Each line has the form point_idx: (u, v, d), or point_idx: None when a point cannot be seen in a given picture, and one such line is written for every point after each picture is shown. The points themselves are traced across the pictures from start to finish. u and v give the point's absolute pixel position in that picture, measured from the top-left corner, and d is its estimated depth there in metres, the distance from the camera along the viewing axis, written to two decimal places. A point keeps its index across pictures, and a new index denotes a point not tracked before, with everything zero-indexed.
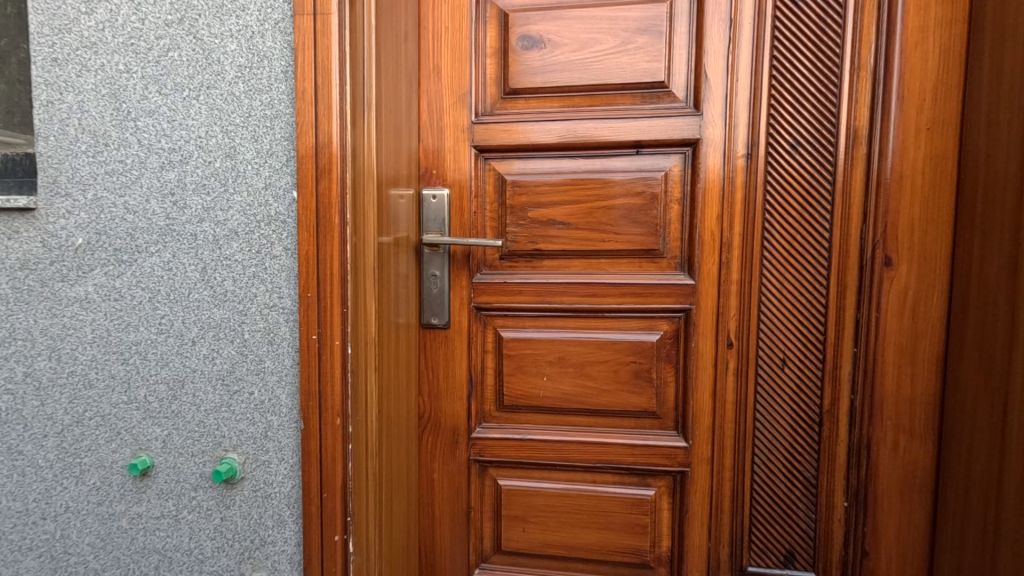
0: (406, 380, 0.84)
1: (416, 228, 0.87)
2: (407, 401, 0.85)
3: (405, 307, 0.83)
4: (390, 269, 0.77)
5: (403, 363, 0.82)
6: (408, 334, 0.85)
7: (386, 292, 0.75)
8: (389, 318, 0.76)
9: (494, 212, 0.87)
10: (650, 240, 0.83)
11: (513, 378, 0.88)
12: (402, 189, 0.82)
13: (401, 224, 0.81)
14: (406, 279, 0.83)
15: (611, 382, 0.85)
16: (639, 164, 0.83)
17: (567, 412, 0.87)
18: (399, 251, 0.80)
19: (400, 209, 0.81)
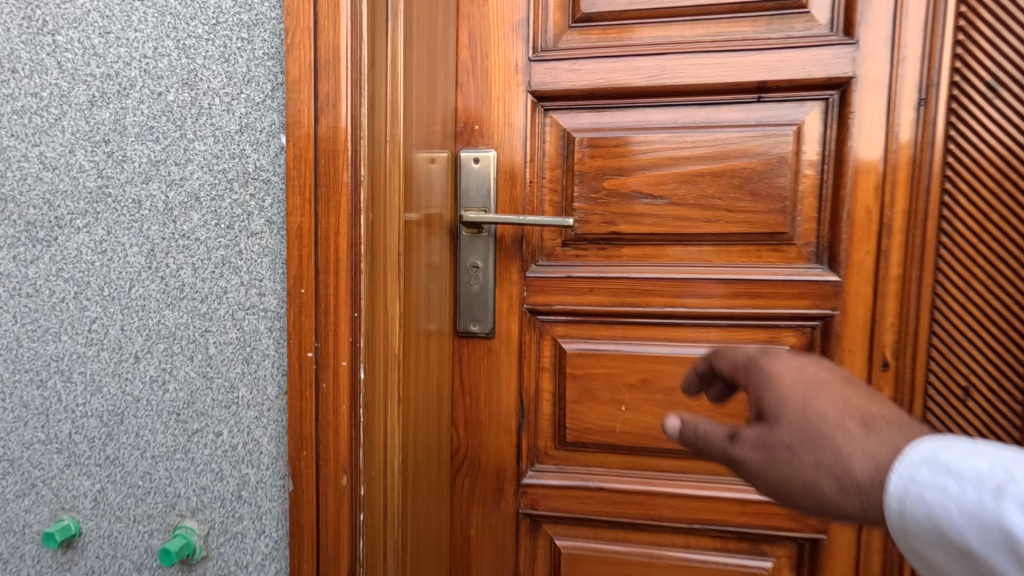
0: (436, 410, 0.62)
1: (452, 205, 0.65)
2: (438, 437, 0.63)
3: (436, 311, 0.60)
4: (418, 257, 0.54)
5: (432, 388, 0.60)
6: (440, 347, 0.62)
7: (411, 289, 0.52)
8: (414, 326, 0.54)
9: (555, 182, 0.65)
10: (775, 222, 0.61)
11: (579, 407, 0.65)
12: (433, 149, 0.59)
13: (431, 196, 0.59)
14: (438, 273, 0.61)
15: (716, 415, 0.63)
16: (761, 116, 0.60)
17: (653, 453, 0.65)
18: (426, 233, 0.57)
19: (430, 175, 0.59)
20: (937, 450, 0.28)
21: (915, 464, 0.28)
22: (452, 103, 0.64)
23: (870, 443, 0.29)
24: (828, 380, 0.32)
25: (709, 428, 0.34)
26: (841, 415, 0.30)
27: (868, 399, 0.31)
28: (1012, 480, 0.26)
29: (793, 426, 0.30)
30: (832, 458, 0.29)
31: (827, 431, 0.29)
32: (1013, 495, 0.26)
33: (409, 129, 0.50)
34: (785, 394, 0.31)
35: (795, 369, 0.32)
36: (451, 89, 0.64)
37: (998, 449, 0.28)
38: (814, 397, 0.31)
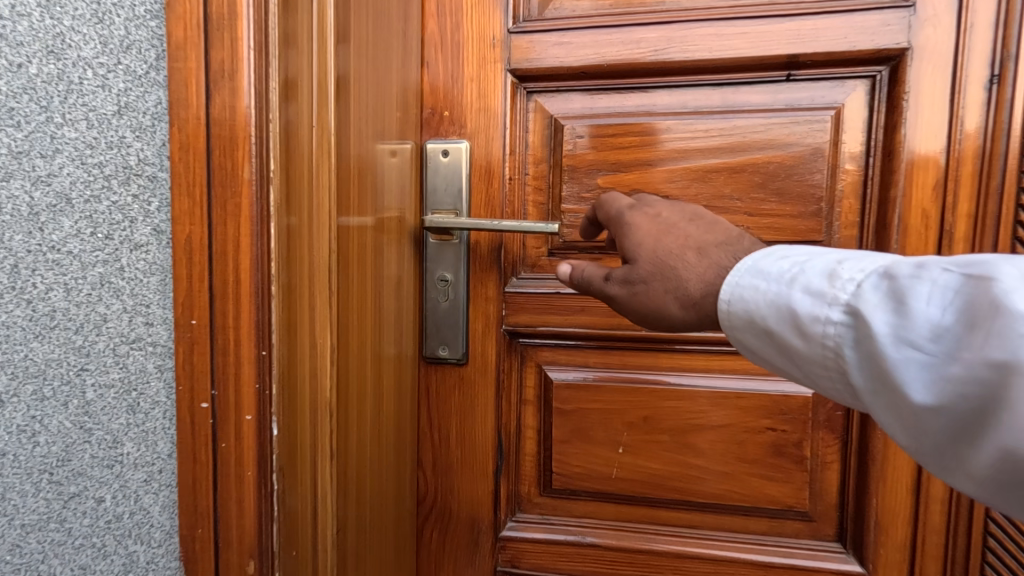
0: (393, 454, 0.51)
1: (415, 206, 0.54)
2: (396, 485, 0.52)
3: (393, 336, 0.50)
4: (364, 275, 0.43)
5: (386, 429, 0.49)
6: (398, 378, 0.51)
7: (352, 314, 0.41)
8: (358, 359, 0.43)
9: (540, 179, 0.55)
10: (807, 228, 0.50)
11: (568, 447, 0.55)
12: (388, 139, 0.48)
13: (383, 196, 0.47)
14: (396, 289, 0.50)
15: (732, 460, 0.52)
16: (790, 100, 0.50)
17: (656, 503, 0.54)
18: (378, 243, 0.46)
19: (385, 170, 0.48)
20: (757, 261, 0.33)
21: (740, 273, 0.33)
22: (416, 84, 0.54)
23: (701, 266, 0.36)
24: (674, 221, 0.39)
25: (593, 272, 0.42)
26: (680, 248, 0.37)
27: (708, 232, 0.38)
28: (804, 272, 0.31)
29: (646, 265, 0.38)
30: (672, 280, 0.36)
31: (671, 263, 0.36)
32: (800, 282, 0.31)
33: (344, 112, 0.39)
34: (641, 239, 0.39)
35: (650, 221, 0.40)
36: (416, 67, 0.53)
37: (807, 251, 0.33)
38: (662, 238, 0.38)
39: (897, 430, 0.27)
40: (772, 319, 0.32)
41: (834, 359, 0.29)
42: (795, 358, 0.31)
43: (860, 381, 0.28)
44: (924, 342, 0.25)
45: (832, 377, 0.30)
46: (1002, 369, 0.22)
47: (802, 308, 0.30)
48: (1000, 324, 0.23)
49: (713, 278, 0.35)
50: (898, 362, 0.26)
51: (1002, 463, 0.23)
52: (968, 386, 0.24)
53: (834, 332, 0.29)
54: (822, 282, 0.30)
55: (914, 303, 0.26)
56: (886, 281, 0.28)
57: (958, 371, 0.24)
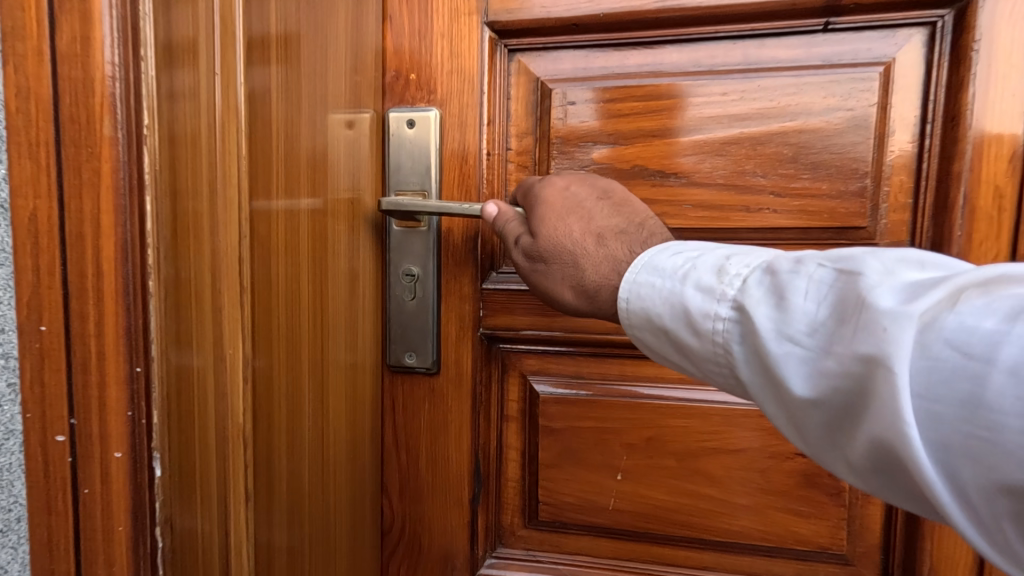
0: (345, 486, 0.43)
1: (374, 186, 0.45)
2: (350, 520, 0.44)
3: (343, 343, 0.41)
4: (296, 284, 0.35)
5: (332, 457, 0.40)
6: (350, 394, 0.43)
7: (275, 352, 0.33)
8: (285, 405, 0.34)
9: (525, 155, 0.46)
10: (847, 211, 0.41)
11: (556, 472, 0.47)
12: (335, 106, 0.39)
13: (327, 176, 0.38)
14: (348, 285, 0.41)
15: (752, 490, 0.44)
16: (827, 54, 0.41)
17: (661, 539, 0.46)
18: (320, 253, 0.37)
19: (331, 143, 0.39)
20: (653, 257, 0.32)
21: (636, 270, 0.32)
22: (375, 41, 0.45)
23: (598, 256, 0.35)
24: (580, 203, 0.38)
25: (512, 229, 0.40)
26: (581, 234, 0.36)
27: (613, 215, 0.37)
28: (695, 268, 0.30)
29: (549, 243, 0.37)
30: (571, 268, 0.36)
31: (570, 250, 0.36)
32: (691, 278, 0.29)
33: (257, 71, 0.30)
34: (545, 215, 0.38)
35: (559, 194, 0.38)
36: (374, 21, 0.44)
37: (699, 245, 0.32)
38: (567, 218, 0.37)
39: (784, 424, 0.27)
40: (667, 317, 0.30)
41: (725, 356, 0.28)
42: (688, 354, 0.30)
43: (749, 378, 0.27)
44: (803, 336, 0.25)
45: (724, 373, 0.29)
46: (870, 362, 0.22)
47: (695, 305, 0.29)
48: (866, 318, 0.23)
49: (607, 272, 0.34)
50: (781, 357, 0.25)
51: (874, 456, 0.23)
52: (842, 380, 0.23)
53: (724, 329, 0.28)
54: (710, 278, 0.29)
55: (793, 298, 0.25)
56: (770, 277, 0.27)
57: (832, 366, 0.24)
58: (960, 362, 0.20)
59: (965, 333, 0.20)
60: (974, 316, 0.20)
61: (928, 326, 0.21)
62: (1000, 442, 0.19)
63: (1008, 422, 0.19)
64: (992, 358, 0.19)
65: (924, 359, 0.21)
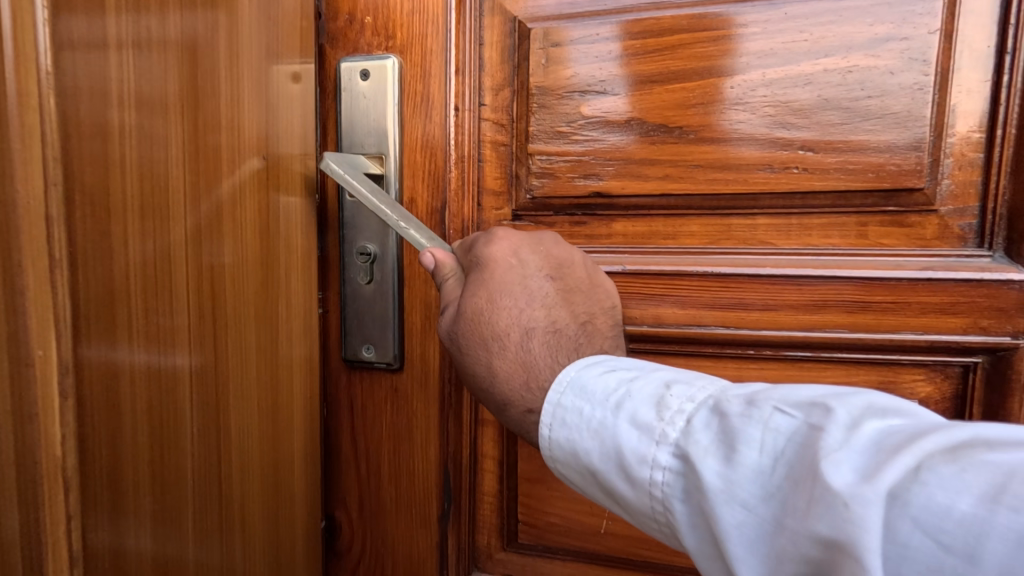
0: (260, 521, 0.33)
1: (303, 142, 0.36)
2: (271, 555, 0.35)
3: (253, 345, 0.32)
4: (168, 287, 0.26)
5: (241, 487, 0.31)
6: (267, 407, 0.34)
7: (127, 419, 0.24)
8: (152, 484, 0.25)
9: (501, 112, 0.39)
10: (899, 169, 0.32)
11: (539, 487, 0.40)
12: (238, 43, 0.30)
13: (224, 142, 0.29)
14: (260, 268, 0.32)
15: None
16: None
17: (663, 570, 0.38)
18: (210, 262, 0.28)
19: (232, 99, 0.29)
20: (581, 373, 0.27)
21: (561, 390, 0.26)
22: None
23: (517, 355, 0.29)
24: (523, 279, 0.31)
25: (447, 288, 0.32)
26: (507, 325, 0.30)
27: (555, 303, 0.31)
28: (630, 394, 0.24)
29: (473, 321, 0.30)
30: (487, 361, 0.29)
31: (490, 341, 0.29)
32: (626, 408, 0.24)
33: (76, 22, 0.21)
34: (477, 285, 0.30)
35: (505, 258, 0.31)
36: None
37: (633, 362, 0.27)
38: (501, 297, 0.30)
39: None
40: (597, 456, 0.24)
41: (664, 514, 0.22)
42: (623, 504, 0.24)
43: (693, 547, 0.21)
44: (753, 504, 0.19)
45: (667, 532, 0.23)
46: (833, 548, 0.17)
47: (628, 445, 0.23)
48: (820, 489, 0.18)
49: (523, 377, 0.29)
50: (729, 529, 0.20)
51: None
52: (802, 567, 0.18)
53: (662, 480, 0.22)
54: (648, 412, 0.23)
55: (743, 452, 0.20)
56: (716, 418, 0.22)
57: (787, 546, 0.18)
58: (933, 553, 0.16)
59: (935, 516, 0.16)
60: (945, 493, 0.16)
61: (894, 499, 0.17)
62: None
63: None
64: (973, 554, 0.15)
65: (889, 545, 0.16)
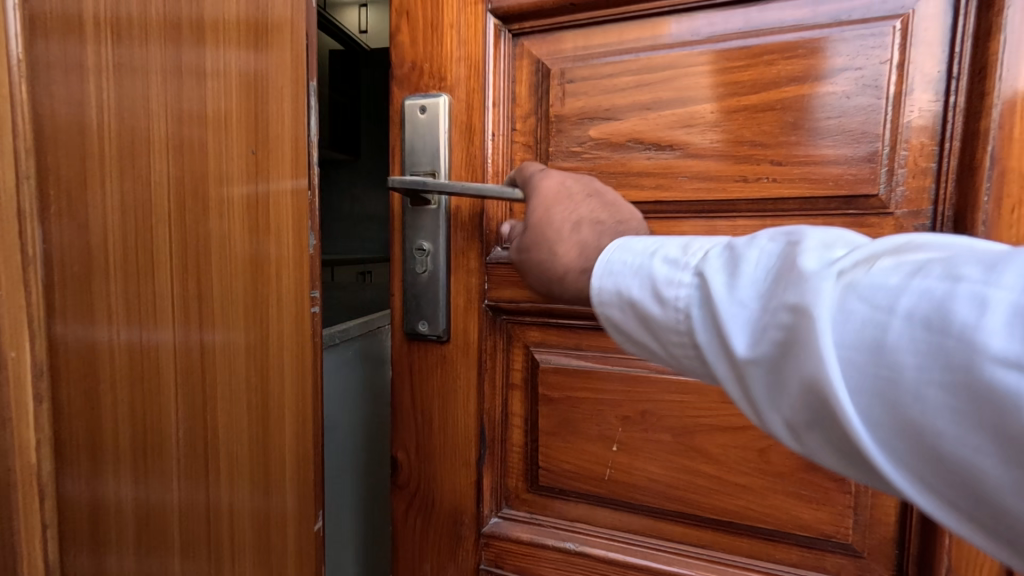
0: (252, 503, 0.35)
1: (295, 155, 0.37)
2: (262, 537, 0.36)
3: (242, 340, 0.34)
4: (151, 282, 0.27)
5: (228, 473, 0.33)
6: (258, 401, 0.35)
7: (106, 399, 0.25)
8: (140, 463, 0.27)
9: (528, 135, 0.48)
10: (855, 179, 0.38)
11: (557, 441, 0.48)
12: (228, 63, 0.32)
13: (214, 152, 0.31)
14: (250, 270, 0.34)
15: (751, 471, 0.42)
16: (835, 12, 0.38)
17: (657, 514, 0.46)
18: (196, 255, 0.30)
19: (221, 113, 0.31)
20: (627, 240, 0.30)
21: (608, 252, 0.30)
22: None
23: (572, 243, 0.33)
24: (572, 193, 0.35)
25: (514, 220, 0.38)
26: (561, 221, 0.34)
27: (601, 206, 0.35)
28: (664, 242, 0.28)
29: (533, 228, 0.35)
30: (546, 255, 0.34)
31: (546, 239, 0.34)
32: (664, 250, 0.27)
33: (52, 48, 0.22)
34: (536, 203, 0.36)
35: (555, 184, 0.37)
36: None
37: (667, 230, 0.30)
38: (553, 207, 0.35)
39: (734, 396, 0.24)
40: (635, 289, 0.27)
41: (685, 327, 0.26)
42: (648, 327, 0.27)
43: (702, 346, 0.25)
44: (750, 302, 0.23)
45: (685, 347, 0.26)
46: (803, 313, 0.21)
47: (658, 274, 0.27)
48: (798, 276, 0.22)
49: (579, 257, 0.32)
50: (728, 320, 0.23)
51: (811, 412, 0.21)
52: (782, 336, 0.22)
53: (684, 296, 0.26)
54: (678, 250, 0.27)
55: (746, 263, 0.24)
56: (731, 246, 0.25)
57: (773, 324, 0.22)
58: (871, 313, 0.20)
59: (884, 288, 0.20)
60: (881, 275, 0.20)
61: (852, 281, 0.21)
62: (901, 384, 0.18)
63: (907, 361, 0.18)
64: (895, 307, 0.19)
65: (839, 313, 0.20)
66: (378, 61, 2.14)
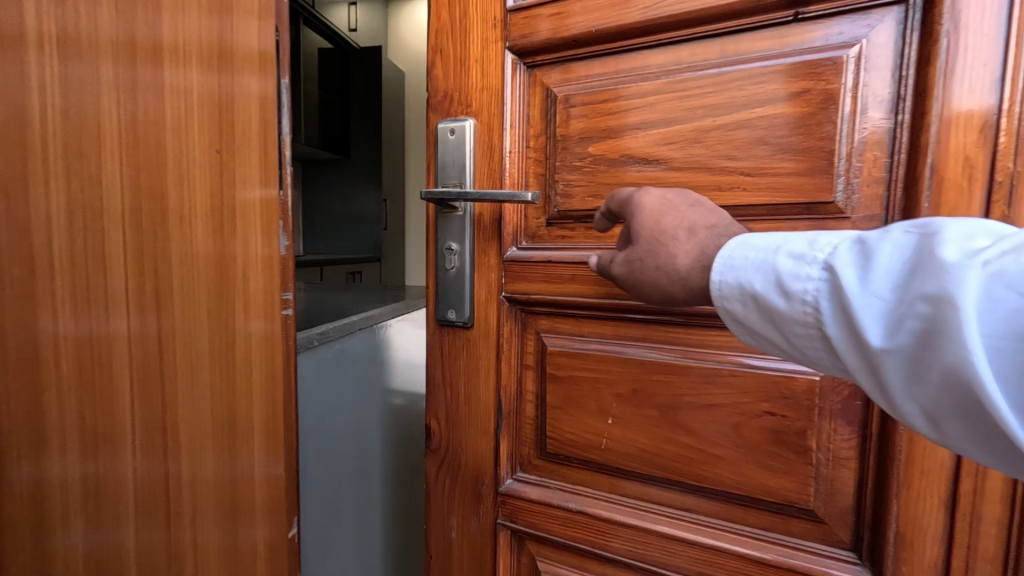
0: (215, 465, 0.41)
1: (263, 163, 0.44)
2: (226, 500, 0.42)
3: (204, 327, 0.39)
4: (104, 280, 0.32)
5: (189, 439, 0.38)
6: (222, 377, 0.41)
7: (51, 390, 0.29)
8: (89, 439, 0.31)
9: (540, 152, 0.56)
10: (816, 187, 0.43)
11: (561, 414, 0.56)
12: (189, 88, 0.37)
13: (175, 163, 0.36)
14: (213, 265, 0.40)
15: (726, 443, 0.48)
16: (798, 43, 0.44)
17: (646, 480, 0.53)
18: (151, 253, 0.35)
19: (179, 129, 0.36)
20: (742, 239, 0.34)
21: (729, 248, 0.34)
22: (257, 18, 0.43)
23: (690, 245, 0.36)
24: (676, 201, 0.38)
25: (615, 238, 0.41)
26: (676, 229, 0.37)
27: (705, 213, 0.38)
28: (788, 241, 0.33)
29: (644, 235, 0.38)
30: (662, 258, 0.37)
31: (663, 242, 0.37)
32: (789, 249, 0.32)
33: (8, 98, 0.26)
34: (643, 215, 0.39)
35: (655, 196, 0.39)
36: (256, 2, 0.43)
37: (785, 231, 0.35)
38: (662, 215, 0.38)
39: (867, 379, 0.28)
40: (757, 282, 0.32)
41: (815, 317, 0.30)
42: (777, 318, 0.32)
43: (837, 335, 0.29)
44: (886, 293, 0.27)
45: (812, 335, 0.31)
46: (940, 301, 0.24)
47: (785, 270, 0.31)
48: (935, 267, 0.25)
49: (701, 256, 0.35)
50: (862, 309, 0.28)
51: (950, 394, 0.25)
52: (919, 324, 0.25)
53: (814, 289, 0.30)
54: (802, 247, 0.31)
55: (879, 258, 0.28)
56: (859, 244, 0.29)
57: (908, 312, 0.26)
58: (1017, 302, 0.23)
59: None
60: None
61: (995, 273, 0.23)
62: None
63: None
64: None
65: (985, 300, 0.23)
66: (376, 57, 2.48)
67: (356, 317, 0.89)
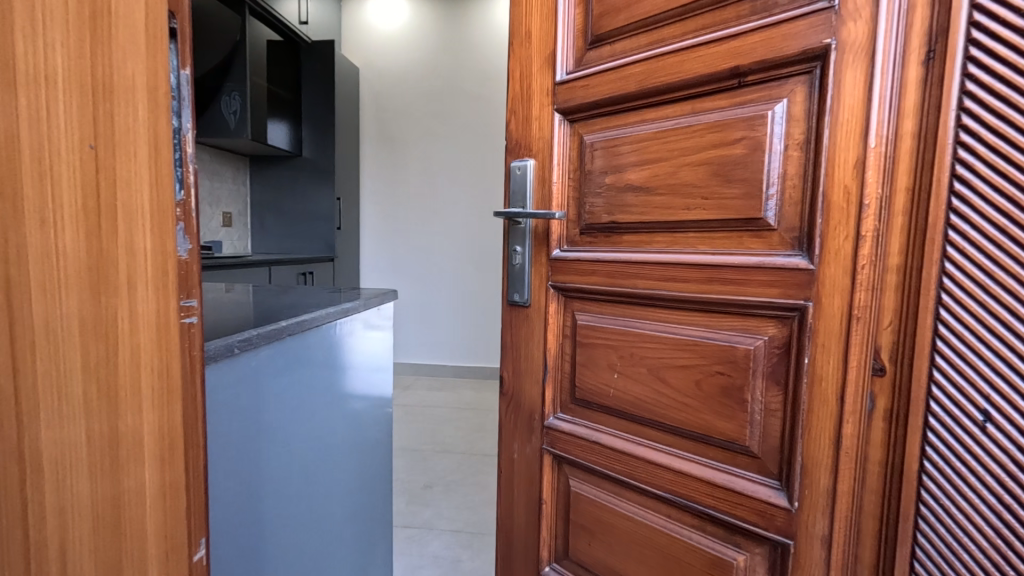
0: (89, 480, 0.33)
1: (155, 169, 0.34)
2: (103, 517, 0.34)
3: (75, 316, 0.32)
4: None
5: (54, 428, 0.32)
6: (101, 391, 0.33)
7: None
8: None
9: (575, 181, 0.78)
10: (753, 207, 0.60)
11: (585, 370, 0.78)
12: (52, 68, 0.30)
13: (25, 148, 0.30)
14: (86, 249, 0.32)
15: (691, 393, 0.66)
16: (742, 102, 0.60)
17: (638, 420, 0.72)
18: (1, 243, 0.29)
19: (40, 114, 0.30)
20: None
21: None
22: (145, 11, 0.33)
23: None
24: None
25: None
26: None
27: None
28: None
29: None
30: None
31: None
32: None
33: None
34: None
35: None
36: None
37: None
38: None
39: None
40: None
41: None
42: None
43: None
44: None
45: None
46: None
47: None
48: None
49: None
50: None
51: None
52: None
53: None
54: None
55: None
56: None
57: None
58: None
59: None
60: None
61: None
62: None
63: None
64: None
65: None
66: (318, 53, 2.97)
67: (309, 312, 0.91)
